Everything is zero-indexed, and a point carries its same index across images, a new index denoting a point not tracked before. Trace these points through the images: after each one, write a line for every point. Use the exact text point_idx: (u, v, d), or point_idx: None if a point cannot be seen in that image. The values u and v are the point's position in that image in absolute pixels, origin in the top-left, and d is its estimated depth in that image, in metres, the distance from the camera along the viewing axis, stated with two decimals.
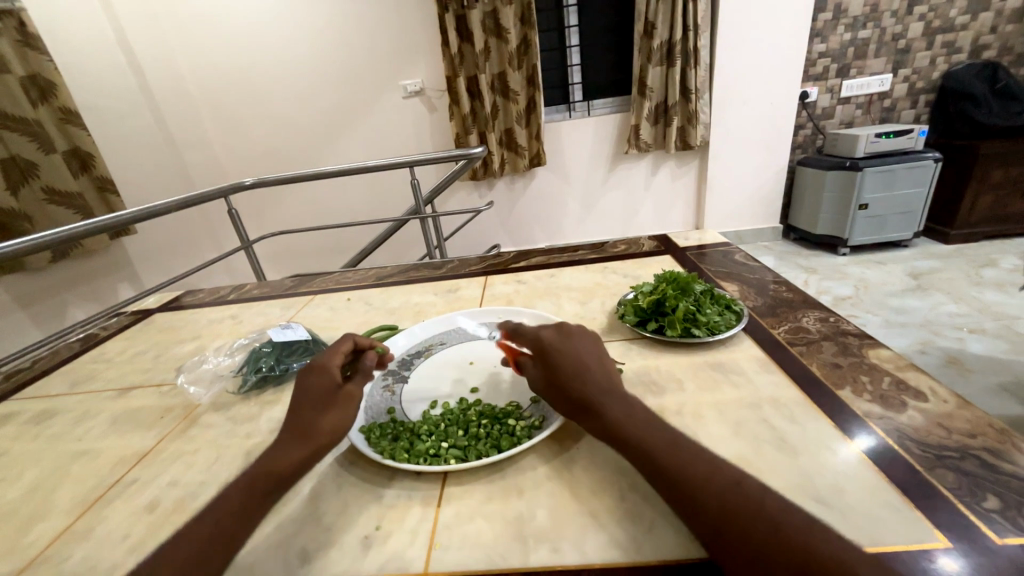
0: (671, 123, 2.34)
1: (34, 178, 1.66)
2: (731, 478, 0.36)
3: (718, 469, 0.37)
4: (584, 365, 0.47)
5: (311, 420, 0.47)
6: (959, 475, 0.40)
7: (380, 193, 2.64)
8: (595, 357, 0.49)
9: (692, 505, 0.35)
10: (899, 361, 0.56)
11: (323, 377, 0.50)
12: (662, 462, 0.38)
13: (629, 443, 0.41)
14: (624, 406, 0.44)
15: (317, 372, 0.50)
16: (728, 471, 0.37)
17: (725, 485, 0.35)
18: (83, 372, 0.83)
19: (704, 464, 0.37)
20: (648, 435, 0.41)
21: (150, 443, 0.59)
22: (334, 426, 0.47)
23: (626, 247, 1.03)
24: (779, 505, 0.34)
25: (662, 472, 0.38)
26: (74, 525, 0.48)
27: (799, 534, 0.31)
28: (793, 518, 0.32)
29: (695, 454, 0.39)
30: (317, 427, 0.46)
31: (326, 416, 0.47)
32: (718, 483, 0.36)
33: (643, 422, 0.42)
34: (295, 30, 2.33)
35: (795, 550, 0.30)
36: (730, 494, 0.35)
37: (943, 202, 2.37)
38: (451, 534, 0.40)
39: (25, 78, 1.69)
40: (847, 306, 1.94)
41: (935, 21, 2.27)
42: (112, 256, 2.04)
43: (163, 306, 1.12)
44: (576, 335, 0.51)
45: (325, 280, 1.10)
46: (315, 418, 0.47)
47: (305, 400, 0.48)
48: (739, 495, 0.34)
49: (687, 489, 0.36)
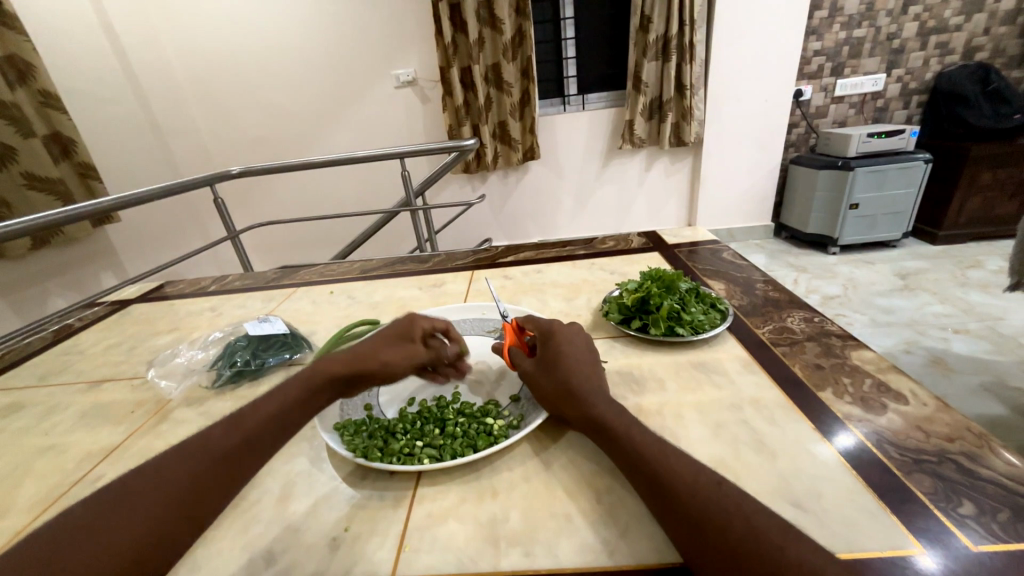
0: (666, 119, 2.33)
1: (12, 163, 1.61)
2: (710, 479, 0.36)
3: (698, 470, 0.37)
4: (582, 359, 0.49)
5: (372, 346, 0.49)
6: (936, 480, 0.39)
7: (371, 184, 2.61)
8: (592, 357, 0.50)
9: (670, 505, 0.35)
10: (881, 362, 0.55)
11: (411, 328, 0.53)
12: (644, 459, 0.38)
13: (612, 437, 0.41)
14: (609, 401, 0.45)
15: (408, 320, 0.54)
16: (707, 472, 0.36)
17: (703, 485, 0.35)
18: (54, 364, 0.80)
19: (684, 464, 0.37)
20: (632, 430, 0.41)
21: (118, 438, 0.57)
22: (386, 367, 0.49)
23: (615, 243, 1.02)
24: (755, 508, 0.33)
25: (643, 468, 0.38)
26: (33, 523, 0.46)
27: (773, 539, 0.30)
28: (767, 522, 0.32)
29: (677, 453, 0.39)
30: (374, 358, 0.49)
31: (391, 355, 0.49)
32: (696, 483, 0.35)
33: (627, 418, 0.43)
34: (284, 15, 2.27)
35: (768, 554, 0.30)
36: (707, 495, 0.34)
37: (932, 203, 2.39)
38: (422, 537, 0.39)
39: (2, 59, 1.63)
40: (834, 304, 1.95)
41: (930, 21, 2.27)
42: (94, 244, 1.99)
43: (141, 296, 1.10)
44: (582, 336, 0.54)
45: (309, 272, 1.08)
46: (376, 349, 0.49)
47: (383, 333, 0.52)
48: (716, 496, 0.34)
49: (665, 487, 0.36)
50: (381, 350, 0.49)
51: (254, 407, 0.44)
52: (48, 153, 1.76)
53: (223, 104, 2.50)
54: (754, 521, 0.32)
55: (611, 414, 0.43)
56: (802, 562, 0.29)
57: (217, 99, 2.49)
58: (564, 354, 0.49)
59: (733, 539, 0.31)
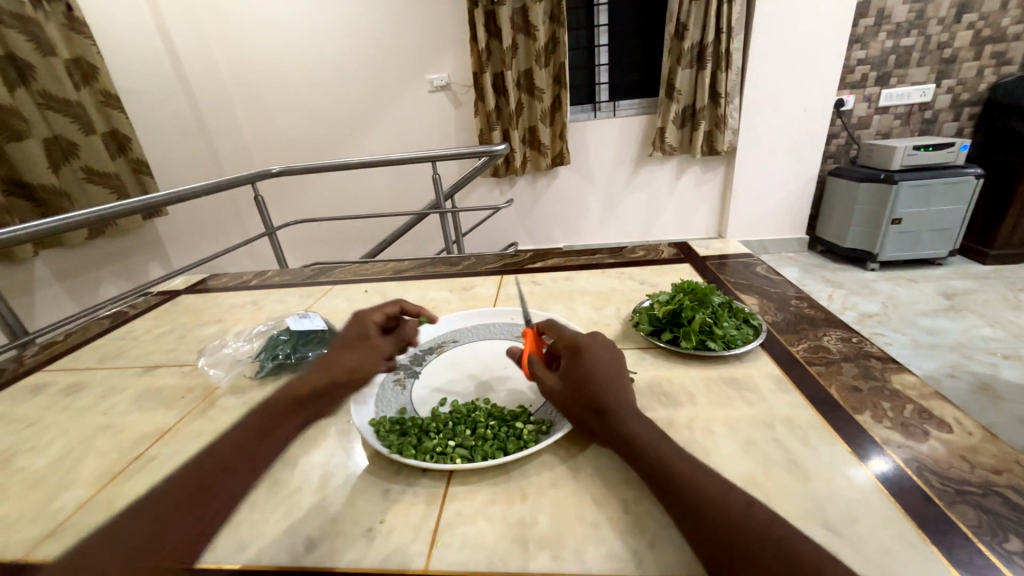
0: (698, 127, 2.30)
1: (74, 157, 1.73)
2: (741, 499, 0.36)
3: (727, 488, 0.37)
4: (610, 369, 0.48)
5: (338, 353, 0.55)
6: (980, 512, 0.38)
7: (402, 186, 2.67)
8: (623, 369, 0.49)
9: (701, 521, 0.35)
10: (923, 388, 0.54)
11: (363, 326, 0.58)
12: (673, 473, 0.38)
13: (640, 449, 0.41)
14: (638, 414, 0.45)
15: (358, 321, 0.59)
16: (737, 490, 0.37)
17: (734, 504, 0.35)
18: (111, 348, 0.86)
19: (713, 482, 0.37)
20: (661, 444, 0.41)
21: (171, 421, 0.61)
22: (351, 370, 0.54)
23: (645, 253, 1.02)
24: (786, 531, 0.33)
25: (672, 484, 0.38)
26: (96, 496, 0.50)
27: (806, 563, 0.31)
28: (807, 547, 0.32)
29: (706, 470, 0.39)
30: (337, 364, 0.54)
31: (348, 357, 0.55)
32: (727, 500, 0.36)
33: (655, 432, 0.43)
34: (327, 22, 2.36)
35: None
36: (739, 514, 0.34)
37: (983, 220, 2.26)
38: (453, 533, 0.41)
39: (69, 61, 1.76)
40: (872, 323, 1.87)
41: (986, 30, 2.16)
42: (144, 236, 2.11)
43: (188, 288, 1.16)
44: (614, 347, 0.52)
45: (344, 270, 1.12)
46: (339, 355, 0.55)
47: (341, 340, 0.57)
48: (749, 515, 0.34)
49: (696, 502, 0.36)
50: (345, 355, 0.55)
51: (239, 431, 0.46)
52: (107, 149, 1.88)
53: (266, 105, 2.61)
54: (794, 547, 0.32)
55: (642, 428, 0.43)
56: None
57: (260, 101, 2.60)
58: (589, 368, 0.48)
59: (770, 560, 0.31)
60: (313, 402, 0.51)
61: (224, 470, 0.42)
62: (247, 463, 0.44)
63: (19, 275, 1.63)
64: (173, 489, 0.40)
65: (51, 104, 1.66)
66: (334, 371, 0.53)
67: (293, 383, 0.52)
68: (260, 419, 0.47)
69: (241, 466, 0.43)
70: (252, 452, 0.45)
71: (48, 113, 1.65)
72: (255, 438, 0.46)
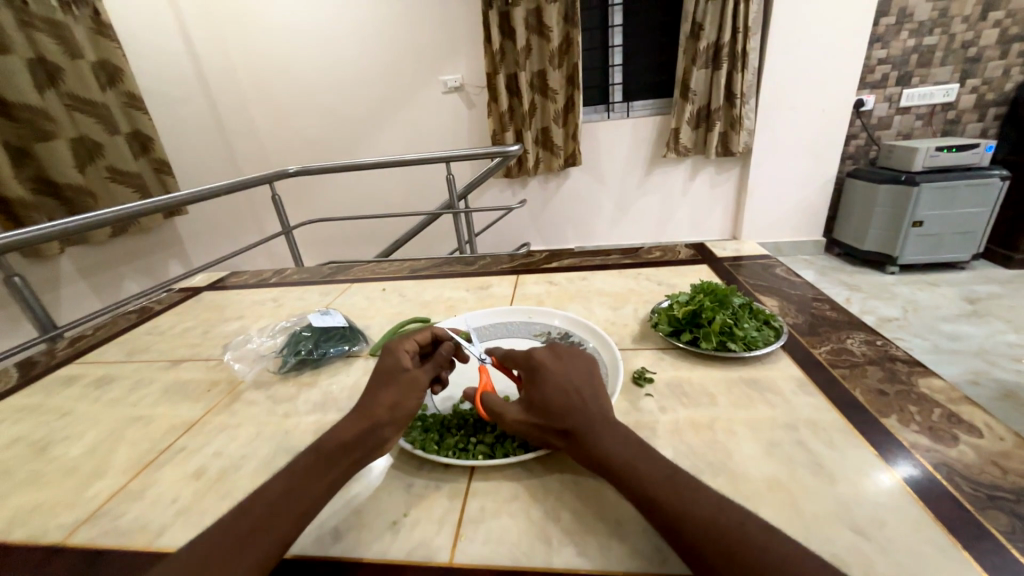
0: (713, 128, 2.28)
1: (99, 157, 1.78)
2: (732, 519, 0.34)
3: (717, 508, 0.35)
4: (565, 386, 0.46)
5: (374, 395, 0.47)
6: (1013, 519, 0.37)
7: (414, 186, 2.69)
8: (582, 379, 0.47)
9: (696, 542, 0.33)
10: (952, 392, 0.53)
11: (396, 358, 0.50)
12: (657, 499, 0.36)
13: (621, 473, 0.39)
14: (611, 429, 0.42)
15: (390, 354, 0.51)
16: (727, 509, 0.35)
17: (724, 528, 0.33)
18: (138, 342, 0.89)
19: (699, 503, 0.35)
20: (640, 464, 0.39)
21: (197, 414, 0.63)
22: (392, 407, 0.46)
23: (661, 254, 1.01)
24: (782, 552, 0.32)
25: (658, 511, 0.36)
26: (128, 485, 0.52)
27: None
28: (811, 562, 0.31)
29: (691, 488, 0.37)
30: (376, 404, 0.46)
31: (386, 393, 0.47)
32: (720, 517, 0.34)
33: (634, 449, 0.41)
34: (343, 24, 2.39)
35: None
36: (731, 539, 0.33)
37: (1008, 223, 2.20)
38: (476, 528, 0.41)
39: (95, 63, 1.81)
40: (892, 328, 1.84)
41: (1013, 28, 2.11)
42: (164, 234, 2.16)
43: (209, 285, 1.19)
44: (568, 356, 0.49)
45: (361, 269, 1.14)
46: (377, 394, 0.47)
47: (374, 378, 0.49)
48: (748, 532, 0.33)
49: (687, 522, 0.34)
50: (380, 394, 0.47)
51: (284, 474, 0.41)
52: (130, 149, 1.93)
53: (283, 107, 2.66)
54: (797, 562, 0.31)
55: (617, 448, 0.41)
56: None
57: (277, 102, 2.65)
58: (543, 393, 0.46)
59: None
60: (363, 443, 0.44)
61: (281, 506, 0.38)
62: (304, 500, 0.39)
63: (45, 272, 1.67)
64: (233, 520, 0.37)
65: (77, 105, 1.70)
66: (374, 412, 0.45)
67: (334, 432, 0.44)
68: (314, 453, 0.43)
69: (297, 503, 0.39)
70: (310, 485, 0.40)
71: (74, 113, 1.70)
72: (313, 473, 0.41)
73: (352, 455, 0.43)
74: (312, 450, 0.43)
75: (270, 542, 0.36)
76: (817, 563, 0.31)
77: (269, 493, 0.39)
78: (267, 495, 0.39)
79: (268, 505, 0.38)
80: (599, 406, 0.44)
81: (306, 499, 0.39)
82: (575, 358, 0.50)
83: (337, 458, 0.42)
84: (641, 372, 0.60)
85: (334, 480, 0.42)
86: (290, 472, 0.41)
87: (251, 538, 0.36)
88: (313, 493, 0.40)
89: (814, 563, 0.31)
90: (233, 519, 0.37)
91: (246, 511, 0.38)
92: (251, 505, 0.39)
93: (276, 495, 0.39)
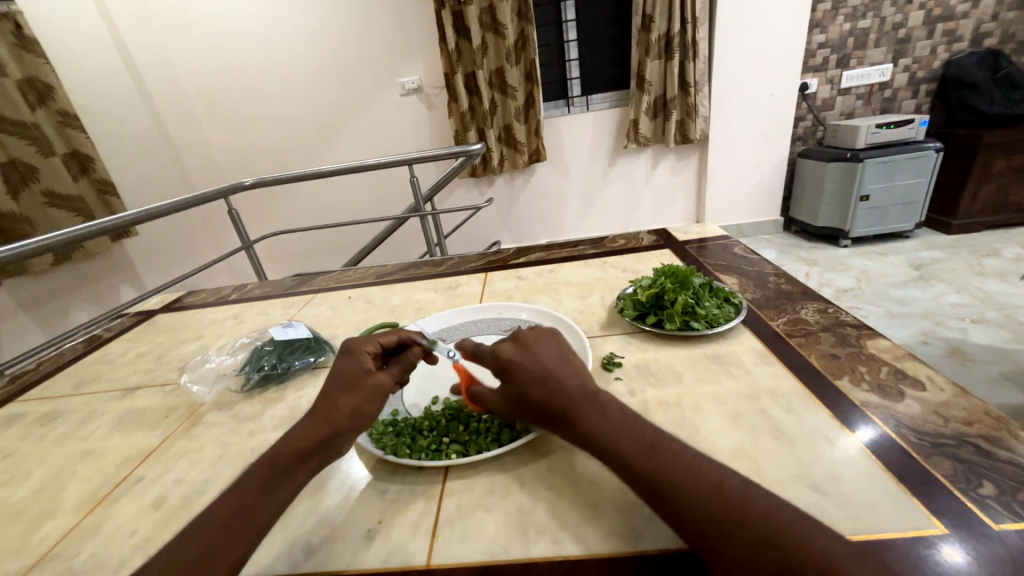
0: (670, 117, 2.34)
1: (34, 181, 1.67)
2: (711, 480, 0.35)
3: (696, 472, 0.36)
4: (542, 376, 0.44)
5: (333, 398, 0.45)
6: (955, 463, 0.40)
7: (379, 191, 2.64)
8: (558, 364, 0.46)
9: (678, 505, 0.34)
10: (897, 350, 0.56)
11: (359, 362, 0.48)
12: (642, 471, 0.37)
13: (606, 450, 0.39)
14: (595, 407, 0.42)
15: (352, 356, 0.49)
16: (706, 471, 0.36)
17: (706, 491, 0.34)
18: (87, 373, 0.84)
19: (679, 468, 0.36)
20: (623, 439, 0.39)
21: (154, 442, 0.60)
22: (353, 411, 0.45)
23: (626, 241, 1.03)
24: (759, 507, 0.32)
25: (642, 482, 0.36)
26: (81, 523, 0.49)
27: (782, 541, 0.30)
28: (783, 515, 0.32)
29: (673, 455, 0.37)
30: (336, 408, 0.45)
31: (347, 397, 0.45)
32: (698, 479, 0.35)
33: (617, 424, 0.40)
34: (292, 30, 2.32)
35: (783, 557, 0.30)
36: (712, 500, 0.33)
37: (945, 192, 2.36)
38: (453, 527, 0.41)
39: (22, 81, 1.69)
40: (848, 298, 1.93)
41: (936, 9, 2.25)
42: (112, 258, 2.04)
43: (164, 307, 1.13)
44: (535, 343, 0.47)
45: (326, 278, 1.11)
46: (337, 398, 0.46)
47: (333, 380, 0.47)
48: (724, 492, 0.34)
49: (668, 487, 0.35)
50: (339, 398, 0.45)
51: (236, 489, 0.40)
52: (68, 171, 1.81)
53: (235, 118, 2.56)
54: (771, 518, 0.32)
55: (602, 425, 0.40)
56: (818, 558, 0.29)
57: (228, 113, 2.55)
58: (524, 389, 0.45)
59: (752, 539, 0.31)
60: (320, 450, 0.43)
61: (233, 525, 0.37)
62: (257, 517, 0.38)
63: None
64: (185, 544, 0.36)
65: (4, 127, 1.59)
66: (335, 416, 0.44)
67: (291, 436, 0.43)
68: (266, 466, 0.41)
69: (251, 518, 0.38)
70: (264, 499, 0.39)
71: (2, 136, 1.58)
72: (265, 488, 0.40)
73: (308, 465, 0.42)
74: (263, 463, 0.42)
75: (225, 564, 0.35)
76: (787, 515, 0.32)
77: (217, 514, 0.38)
78: (216, 516, 0.38)
79: (218, 526, 0.37)
80: (580, 385, 0.44)
81: (260, 513, 0.38)
82: (541, 342, 0.48)
83: (292, 468, 0.41)
84: (610, 357, 0.61)
85: (290, 491, 0.41)
86: (240, 490, 0.40)
87: (204, 562, 0.35)
88: (267, 507, 0.39)
89: (788, 514, 0.32)
90: (179, 549, 0.36)
91: (193, 539, 0.37)
92: (197, 530, 0.37)
93: (225, 516, 0.38)
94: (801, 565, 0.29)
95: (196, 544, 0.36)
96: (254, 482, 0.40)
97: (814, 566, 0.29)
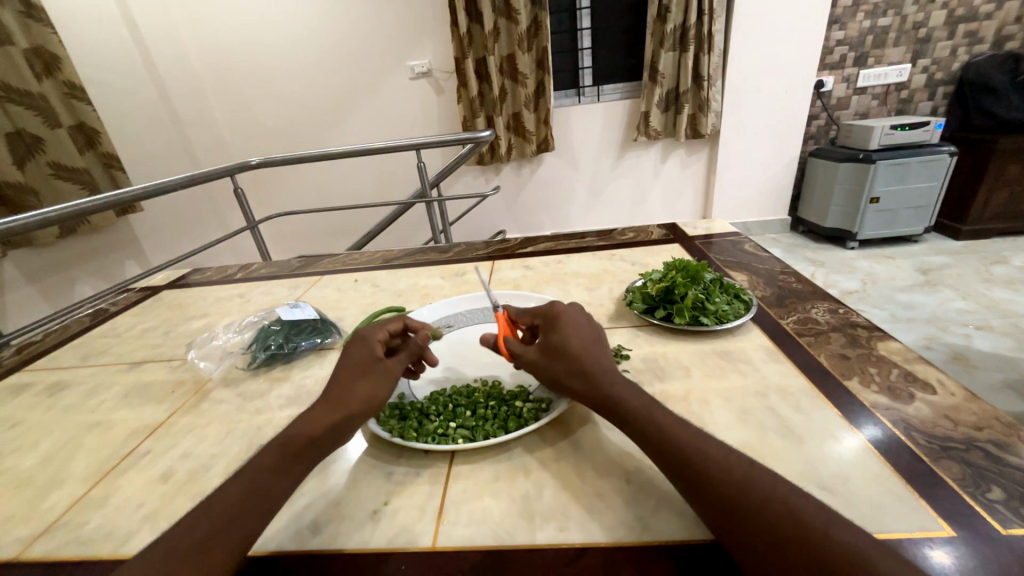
0: (682, 110, 2.30)
1: (40, 152, 1.66)
2: (734, 465, 0.35)
3: (721, 456, 0.36)
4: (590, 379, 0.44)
5: (346, 382, 0.46)
6: (965, 467, 0.40)
7: (384, 176, 2.63)
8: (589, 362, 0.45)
9: (701, 485, 0.35)
10: (908, 353, 0.55)
11: (369, 348, 0.49)
12: (668, 453, 0.38)
13: (634, 424, 0.41)
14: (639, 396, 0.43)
15: (362, 343, 0.49)
16: (731, 456, 0.36)
17: (730, 474, 0.34)
18: (94, 346, 0.84)
19: (704, 451, 0.37)
20: (650, 420, 0.40)
21: (162, 416, 0.60)
22: (365, 397, 0.45)
23: (635, 234, 1.02)
24: (782, 493, 0.33)
25: (668, 460, 0.38)
26: (89, 493, 0.49)
27: (806, 531, 0.30)
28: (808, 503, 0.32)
29: (699, 439, 0.38)
30: (349, 395, 0.45)
31: (358, 383, 0.46)
32: (719, 461, 0.36)
33: (649, 408, 0.41)
34: (302, 7, 2.28)
35: (807, 544, 0.29)
36: (737, 484, 0.34)
37: (956, 197, 2.33)
38: (459, 511, 0.41)
39: (28, 50, 1.66)
40: (853, 300, 1.93)
41: (959, 9, 2.20)
42: (119, 234, 2.05)
43: (170, 282, 1.13)
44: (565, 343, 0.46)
45: (333, 260, 1.10)
46: (348, 382, 0.46)
47: (345, 366, 0.48)
48: (746, 475, 0.34)
49: (690, 469, 0.36)
50: (351, 383, 0.46)
51: (243, 475, 0.40)
52: (74, 143, 1.79)
53: (243, 97, 2.52)
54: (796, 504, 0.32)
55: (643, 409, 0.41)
56: (843, 547, 0.29)
57: (234, 91, 2.51)
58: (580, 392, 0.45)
59: (775, 520, 0.31)
60: (331, 434, 0.43)
61: (242, 505, 0.37)
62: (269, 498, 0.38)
63: None
64: (192, 520, 0.36)
65: (12, 97, 1.58)
66: (346, 402, 0.44)
67: (303, 420, 0.44)
68: (275, 449, 0.41)
69: (261, 500, 0.38)
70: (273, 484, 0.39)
71: (9, 105, 1.57)
72: (277, 469, 0.40)
73: (320, 448, 0.42)
74: (273, 447, 0.42)
75: (239, 545, 0.35)
76: (813, 503, 0.32)
77: (225, 497, 0.38)
78: (224, 496, 0.38)
79: (225, 507, 0.37)
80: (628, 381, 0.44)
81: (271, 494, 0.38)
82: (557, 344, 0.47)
83: (304, 451, 0.41)
84: (617, 349, 0.61)
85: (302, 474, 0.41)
86: (248, 472, 0.40)
87: (207, 544, 0.34)
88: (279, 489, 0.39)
89: (809, 503, 0.32)
90: (183, 530, 0.35)
91: (200, 519, 0.36)
92: (206, 508, 0.37)
93: (234, 496, 0.38)
94: (822, 549, 0.29)
95: (201, 525, 0.36)
96: (261, 464, 0.40)
97: (835, 550, 0.29)
